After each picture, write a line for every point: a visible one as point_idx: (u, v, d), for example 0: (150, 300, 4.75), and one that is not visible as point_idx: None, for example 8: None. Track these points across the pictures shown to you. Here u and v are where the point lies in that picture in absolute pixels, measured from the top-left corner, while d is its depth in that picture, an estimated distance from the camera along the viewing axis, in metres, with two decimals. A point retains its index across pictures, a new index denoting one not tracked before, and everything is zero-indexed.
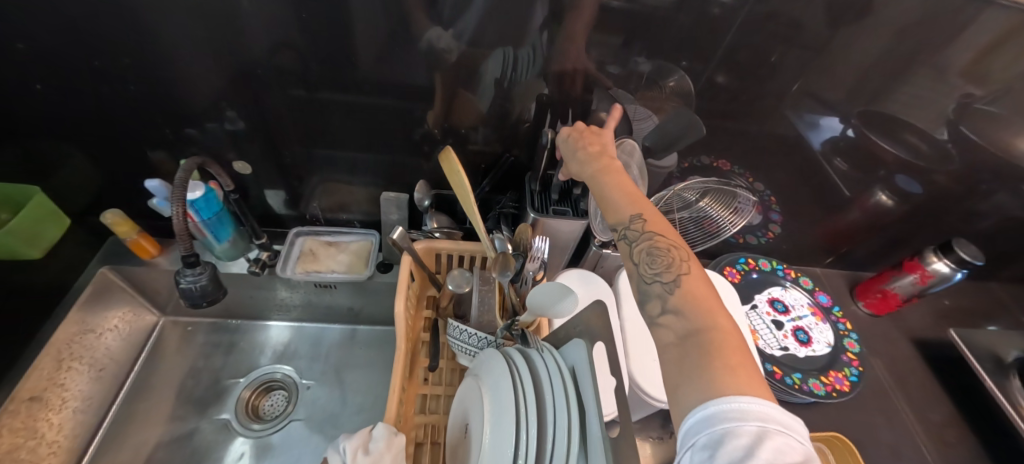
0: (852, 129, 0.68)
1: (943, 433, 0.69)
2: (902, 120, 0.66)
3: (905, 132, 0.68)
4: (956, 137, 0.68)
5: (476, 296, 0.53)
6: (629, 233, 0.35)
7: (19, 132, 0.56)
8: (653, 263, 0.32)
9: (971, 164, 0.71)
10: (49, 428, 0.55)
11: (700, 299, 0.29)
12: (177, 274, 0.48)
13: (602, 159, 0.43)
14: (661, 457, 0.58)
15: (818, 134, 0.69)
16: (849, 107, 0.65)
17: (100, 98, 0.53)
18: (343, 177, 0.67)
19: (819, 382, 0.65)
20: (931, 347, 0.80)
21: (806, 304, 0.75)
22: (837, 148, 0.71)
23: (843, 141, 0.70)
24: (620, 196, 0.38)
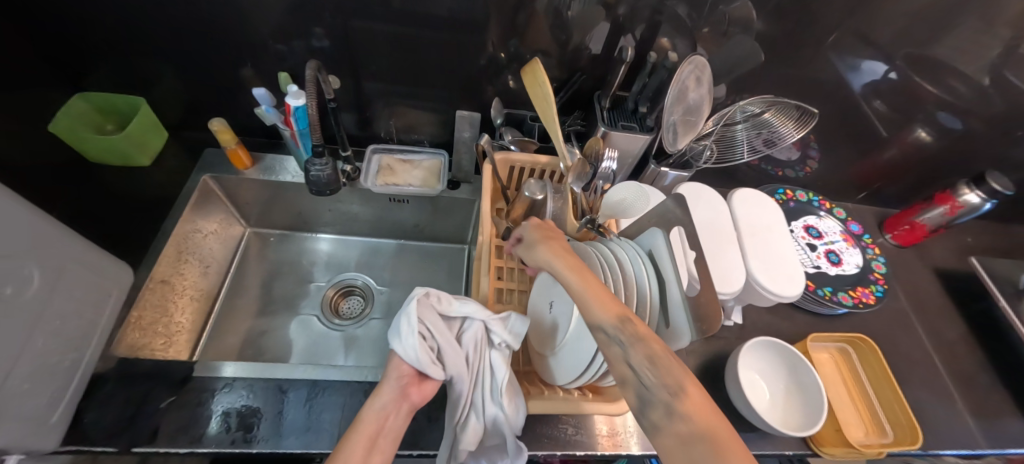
0: (895, 71, 0.70)
1: (953, 346, 0.77)
2: (948, 60, 0.69)
3: (948, 71, 0.71)
4: (996, 78, 0.71)
5: (550, 205, 0.59)
6: (623, 340, 0.34)
7: (117, 50, 0.60)
8: (653, 373, 0.32)
9: (1011, 102, 0.74)
10: (176, 310, 0.63)
11: (700, 411, 0.30)
12: (308, 163, 0.58)
13: (566, 257, 0.43)
14: (704, 352, 0.66)
15: (858, 79, 0.71)
16: (895, 49, 0.67)
17: (194, 18, 0.57)
18: (411, 101, 0.71)
19: (848, 295, 0.72)
20: (951, 276, 0.86)
21: (838, 232, 0.80)
22: (877, 91, 0.74)
23: (884, 84, 0.72)
24: (592, 297, 0.38)
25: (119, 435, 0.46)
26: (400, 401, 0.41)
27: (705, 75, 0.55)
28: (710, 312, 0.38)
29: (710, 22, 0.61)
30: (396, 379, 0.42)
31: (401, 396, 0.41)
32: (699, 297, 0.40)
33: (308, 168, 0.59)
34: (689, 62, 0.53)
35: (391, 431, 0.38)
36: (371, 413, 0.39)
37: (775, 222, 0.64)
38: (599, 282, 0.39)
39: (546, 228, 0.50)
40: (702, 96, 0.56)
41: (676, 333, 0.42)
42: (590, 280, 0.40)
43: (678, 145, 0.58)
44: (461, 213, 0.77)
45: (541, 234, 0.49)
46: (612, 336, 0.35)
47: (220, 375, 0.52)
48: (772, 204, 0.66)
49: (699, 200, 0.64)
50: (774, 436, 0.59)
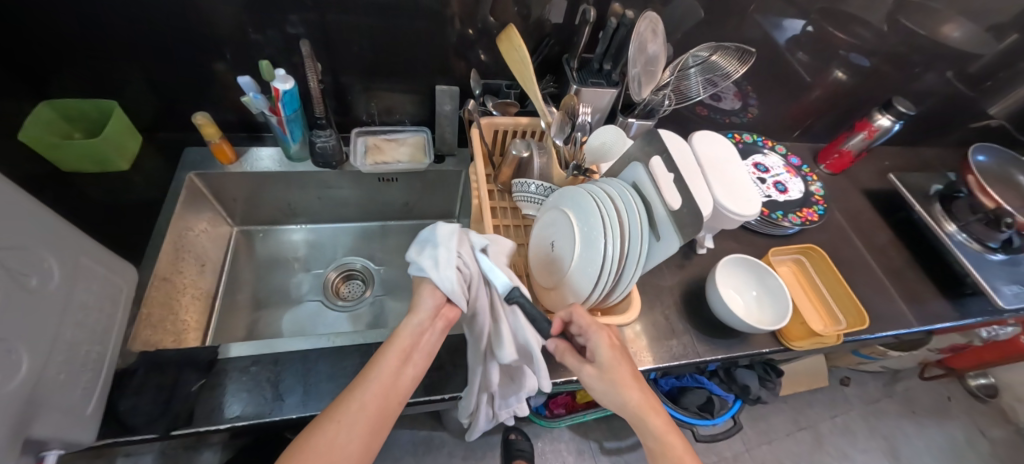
0: (811, 24, 0.82)
1: (883, 249, 0.90)
2: (852, 8, 0.80)
3: (854, 18, 0.82)
4: (892, 21, 0.83)
5: (536, 162, 0.65)
6: None
7: (79, 55, 0.59)
8: None
9: (905, 39, 0.87)
10: (181, 309, 0.63)
11: None
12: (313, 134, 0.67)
13: (648, 409, 0.45)
14: (684, 279, 0.74)
15: (782, 33, 0.82)
16: (810, 4, 0.78)
17: (162, 18, 0.57)
18: (388, 83, 0.74)
19: (796, 216, 0.83)
20: (875, 193, 1.00)
21: (781, 166, 0.91)
22: (799, 43, 0.85)
23: (804, 36, 0.84)
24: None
25: (158, 419, 0.47)
26: (434, 320, 0.48)
27: (656, 27, 0.62)
28: (691, 222, 0.46)
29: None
30: (431, 302, 0.48)
31: (434, 315, 0.48)
32: (680, 210, 0.47)
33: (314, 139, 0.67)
34: (644, 17, 0.60)
35: (424, 344, 0.47)
36: (407, 332, 0.46)
37: (729, 157, 0.73)
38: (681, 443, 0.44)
39: (618, 350, 0.47)
40: (659, 46, 0.63)
41: (665, 245, 0.49)
42: (672, 440, 0.44)
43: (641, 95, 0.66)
44: (448, 186, 0.81)
45: (615, 373, 0.46)
46: None
47: (231, 356, 0.54)
48: (725, 142, 0.76)
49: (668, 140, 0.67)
50: (751, 338, 0.68)
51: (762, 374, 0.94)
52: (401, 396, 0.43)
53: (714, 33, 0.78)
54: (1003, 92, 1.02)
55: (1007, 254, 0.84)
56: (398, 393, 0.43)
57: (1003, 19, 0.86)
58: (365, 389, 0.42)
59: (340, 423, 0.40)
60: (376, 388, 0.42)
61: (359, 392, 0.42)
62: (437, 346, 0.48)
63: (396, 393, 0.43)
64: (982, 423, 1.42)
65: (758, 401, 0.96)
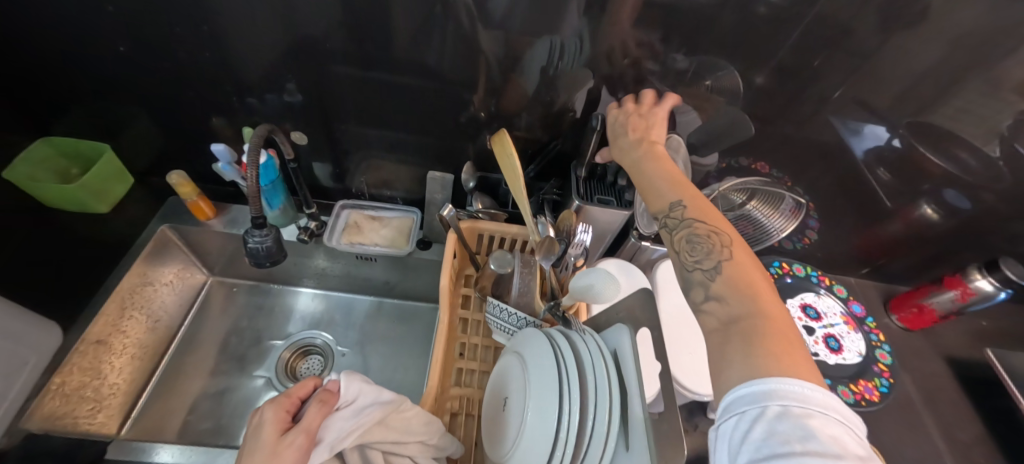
0: (898, 139, 0.66)
1: (971, 451, 0.68)
2: (956, 134, 0.64)
3: (955, 146, 0.66)
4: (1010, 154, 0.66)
5: (517, 278, 0.54)
6: (669, 220, 0.38)
7: (82, 99, 0.59)
8: (695, 251, 0.34)
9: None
10: (111, 371, 0.58)
11: (744, 286, 0.31)
12: (245, 233, 0.46)
13: (642, 144, 0.46)
14: (688, 452, 0.58)
15: (861, 142, 0.67)
16: (898, 118, 0.63)
17: (159, 73, 0.56)
18: (386, 156, 0.68)
19: (848, 389, 0.66)
20: (966, 367, 0.78)
21: (838, 312, 0.74)
22: (881, 158, 0.69)
23: (888, 151, 0.68)
24: (659, 181, 0.41)
25: None
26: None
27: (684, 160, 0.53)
28: (669, 448, 0.33)
29: (696, 87, 0.58)
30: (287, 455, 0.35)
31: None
32: (659, 425, 0.35)
33: (246, 239, 0.46)
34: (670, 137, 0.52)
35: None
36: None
37: None
38: (678, 172, 0.42)
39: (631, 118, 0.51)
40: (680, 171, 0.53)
41: (634, 460, 0.36)
42: (666, 166, 0.43)
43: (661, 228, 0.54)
44: (434, 273, 0.73)
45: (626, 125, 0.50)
46: (665, 218, 0.38)
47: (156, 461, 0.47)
48: None
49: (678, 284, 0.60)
50: None
51: None
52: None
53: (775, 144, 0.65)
54: None
55: None
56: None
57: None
58: None
59: None
60: None
61: None
62: None
63: None
64: None
65: None
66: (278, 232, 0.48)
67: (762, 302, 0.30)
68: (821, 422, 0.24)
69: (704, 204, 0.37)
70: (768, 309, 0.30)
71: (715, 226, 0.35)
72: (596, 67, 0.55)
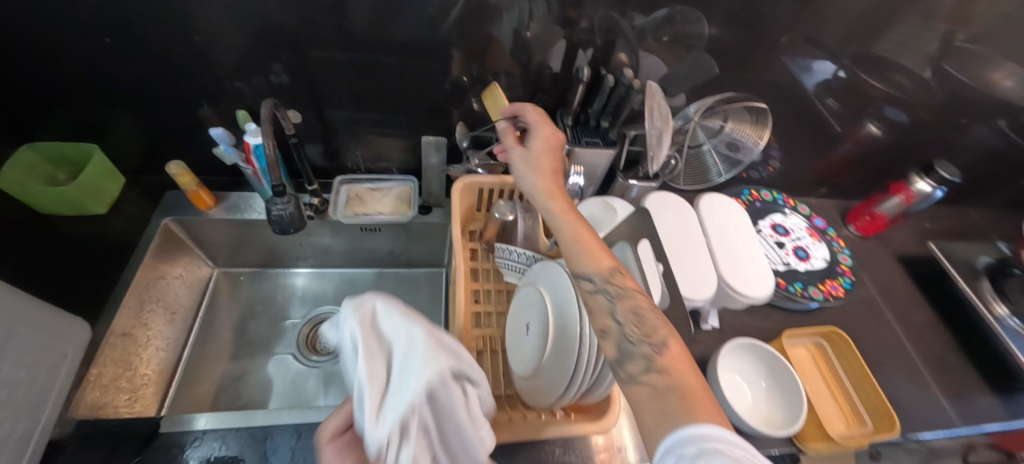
0: (843, 70, 0.73)
1: (923, 329, 0.79)
2: (891, 60, 0.72)
3: (892, 71, 0.74)
4: (938, 73, 0.75)
5: (521, 224, 0.60)
6: (604, 289, 0.39)
7: (61, 101, 0.58)
8: (636, 327, 0.36)
9: (952, 94, 0.78)
10: (141, 362, 0.60)
11: (683, 368, 0.32)
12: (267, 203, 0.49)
13: (559, 198, 0.46)
14: (687, 359, 0.66)
15: (811, 77, 0.74)
16: (842, 50, 0.70)
17: (141, 68, 0.56)
18: (376, 130, 0.70)
19: (818, 289, 0.74)
20: (914, 262, 0.89)
21: (804, 228, 0.83)
22: (829, 89, 0.77)
23: (835, 82, 0.75)
24: (582, 249, 0.41)
25: None
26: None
27: (664, 109, 0.55)
28: None
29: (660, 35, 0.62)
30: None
31: None
32: None
33: (269, 209, 0.50)
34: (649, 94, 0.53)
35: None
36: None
37: (738, 226, 0.66)
38: (597, 241, 0.42)
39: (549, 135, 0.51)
40: (661, 105, 0.55)
41: None
42: (581, 229, 0.43)
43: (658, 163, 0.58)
44: (435, 237, 0.77)
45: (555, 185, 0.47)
46: (601, 285, 0.39)
47: (192, 428, 0.50)
48: (737, 209, 0.68)
49: (666, 210, 0.64)
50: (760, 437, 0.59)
51: None
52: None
53: (737, 79, 0.70)
54: None
55: None
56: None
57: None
58: None
59: None
60: None
61: None
62: None
63: None
64: None
65: None
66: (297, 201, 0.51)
67: (695, 376, 0.32)
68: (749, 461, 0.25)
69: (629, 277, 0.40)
70: (696, 384, 0.31)
71: (647, 305, 0.38)
72: (569, 25, 0.59)
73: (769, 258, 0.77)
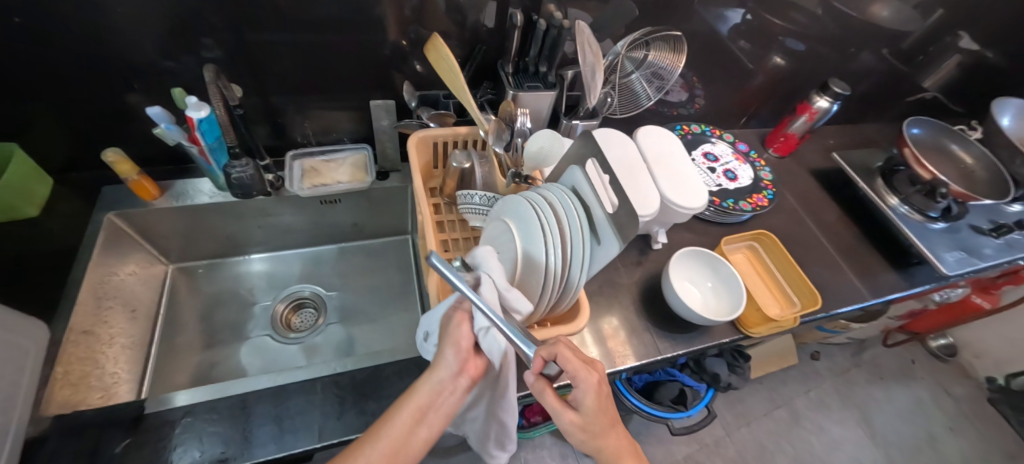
0: (750, 12, 0.83)
1: (834, 226, 0.93)
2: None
3: (789, 9, 0.85)
4: (828, 6, 0.87)
5: (478, 171, 0.64)
6: None
7: None
8: None
9: (838, 24, 0.90)
10: (107, 360, 0.59)
11: None
12: None
13: (602, 421, 0.43)
14: (643, 277, 0.74)
15: (725, 25, 0.84)
16: None
17: (53, 56, 0.52)
18: (323, 103, 0.70)
19: (747, 203, 0.84)
20: (823, 172, 1.03)
21: (730, 153, 0.93)
22: (739, 31, 0.86)
23: (744, 24, 0.85)
24: None
25: None
26: (456, 378, 0.45)
27: (594, 45, 0.60)
28: (629, 219, 0.45)
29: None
30: (453, 358, 0.45)
31: (458, 373, 0.45)
32: (617, 211, 0.46)
33: None
34: (580, 31, 0.58)
35: (444, 406, 0.45)
36: (425, 389, 0.44)
37: (672, 149, 0.73)
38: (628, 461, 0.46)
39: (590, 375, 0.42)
40: (591, 42, 0.60)
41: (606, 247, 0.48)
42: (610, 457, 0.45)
43: (596, 98, 0.63)
44: (396, 203, 0.79)
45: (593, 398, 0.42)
46: None
47: (174, 404, 0.51)
48: (671, 137, 0.76)
49: (613, 142, 0.70)
50: (711, 329, 0.68)
51: (732, 361, 0.94)
52: (408, 458, 0.43)
53: (659, 22, 0.77)
54: (933, 67, 1.11)
55: (947, 222, 0.86)
56: (406, 454, 0.43)
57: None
58: (377, 443, 0.42)
59: (377, 447, 0.42)
60: (388, 444, 0.42)
61: (372, 444, 0.42)
62: (452, 409, 0.45)
63: (405, 452, 0.43)
64: (946, 383, 1.55)
65: (730, 389, 0.95)
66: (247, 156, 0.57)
67: None
68: None
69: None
70: None
71: None
72: None
73: (704, 182, 0.86)
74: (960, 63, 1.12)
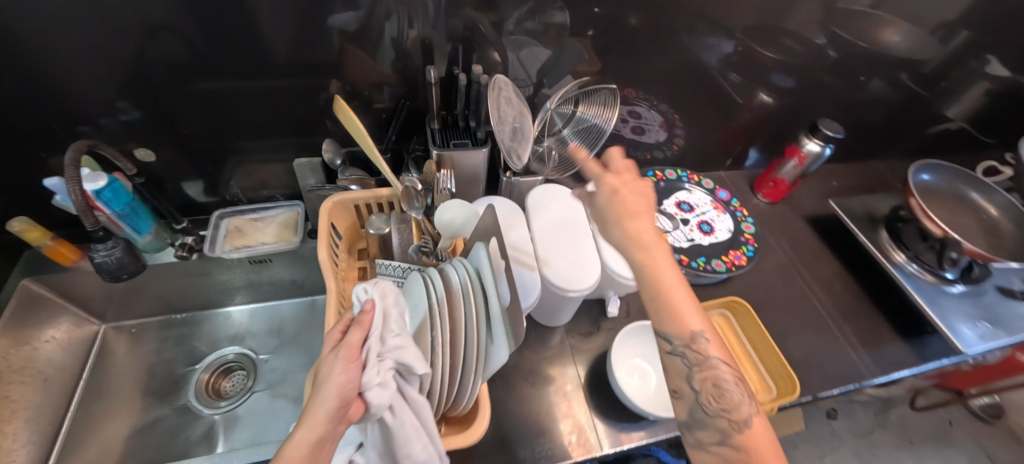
0: (738, 43, 0.75)
1: (832, 285, 0.81)
2: (776, 28, 0.74)
3: (779, 37, 0.76)
4: (826, 38, 0.78)
5: (396, 235, 0.58)
6: (687, 357, 0.35)
7: None
8: (715, 403, 0.35)
9: (841, 54, 0.81)
10: (3, 438, 0.56)
11: (761, 443, 0.32)
12: (92, 248, 0.58)
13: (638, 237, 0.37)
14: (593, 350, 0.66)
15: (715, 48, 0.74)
16: (729, 25, 0.71)
17: None
18: (261, 157, 0.67)
19: (721, 261, 0.75)
20: (821, 220, 0.92)
21: (708, 201, 0.84)
22: (730, 62, 0.77)
23: (734, 55, 0.76)
24: (654, 303, 0.37)
25: None
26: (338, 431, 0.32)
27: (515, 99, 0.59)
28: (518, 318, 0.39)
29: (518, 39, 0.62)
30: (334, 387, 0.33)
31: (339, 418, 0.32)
32: (510, 308, 0.40)
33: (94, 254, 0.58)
34: (495, 84, 0.54)
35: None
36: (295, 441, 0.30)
37: None
38: (677, 283, 0.37)
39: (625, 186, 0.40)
40: (514, 101, 0.58)
41: (498, 348, 0.41)
42: (668, 282, 0.36)
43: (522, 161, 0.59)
44: None
45: (617, 208, 0.39)
46: (675, 353, 0.36)
47: None
48: None
49: (550, 203, 0.63)
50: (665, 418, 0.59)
51: None
52: None
53: (621, 61, 0.71)
54: (954, 99, 0.99)
55: (966, 285, 0.74)
56: None
57: (946, 18, 0.81)
58: None
59: None
60: None
61: None
62: None
63: None
64: (992, 450, 1.34)
65: None
66: (122, 245, 0.60)
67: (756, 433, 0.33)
68: None
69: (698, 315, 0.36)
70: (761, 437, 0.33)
71: (734, 379, 0.36)
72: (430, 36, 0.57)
73: (674, 236, 0.77)
74: (988, 91, 0.98)
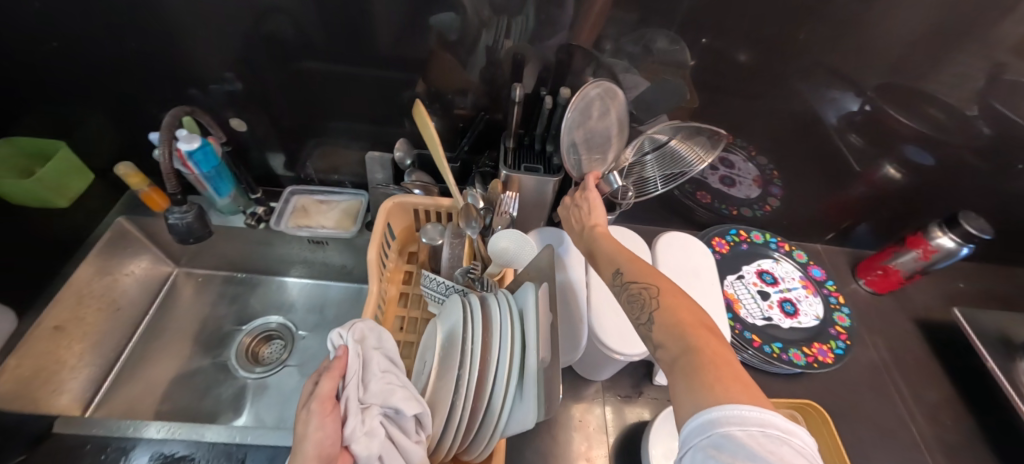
0: (869, 103, 0.64)
1: (938, 412, 0.66)
2: (925, 93, 0.62)
3: (926, 105, 0.64)
4: (990, 114, 0.64)
5: (446, 250, 0.55)
6: (619, 290, 0.40)
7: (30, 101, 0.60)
8: (636, 308, 0.37)
9: (1005, 135, 0.66)
10: (71, 354, 0.62)
11: (674, 326, 0.33)
12: (168, 211, 0.63)
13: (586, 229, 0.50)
14: (629, 418, 0.59)
15: (829, 112, 0.65)
16: (864, 82, 0.61)
17: (95, 71, 0.57)
18: (338, 143, 0.69)
19: (801, 352, 0.64)
20: (935, 328, 0.77)
21: (796, 277, 0.73)
22: (852, 123, 0.67)
23: (859, 116, 0.66)
24: (603, 258, 0.45)
25: None
26: None
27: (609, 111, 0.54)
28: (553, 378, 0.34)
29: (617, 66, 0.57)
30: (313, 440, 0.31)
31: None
32: (546, 367, 0.36)
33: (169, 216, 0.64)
34: (591, 90, 0.50)
35: None
36: None
37: (688, 270, 0.61)
38: (624, 246, 0.45)
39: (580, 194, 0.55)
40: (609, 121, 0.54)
41: (525, 406, 0.37)
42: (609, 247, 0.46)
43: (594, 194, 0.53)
44: None
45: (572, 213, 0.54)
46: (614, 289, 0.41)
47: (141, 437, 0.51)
48: (700, 249, 0.64)
49: None
50: None
51: None
52: None
53: (726, 104, 0.63)
54: None
55: None
56: None
57: None
58: None
59: None
60: None
61: None
62: None
63: None
64: None
65: None
66: (194, 210, 0.65)
67: (705, 333, 0.32)
68: (765, 440, 0.23)
69: (641, 265, 0.41)
70: (718, 348, 0.31)
71: (662, 291, 0.37)
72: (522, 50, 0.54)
73: (748, 309, 0.68)
74: None
